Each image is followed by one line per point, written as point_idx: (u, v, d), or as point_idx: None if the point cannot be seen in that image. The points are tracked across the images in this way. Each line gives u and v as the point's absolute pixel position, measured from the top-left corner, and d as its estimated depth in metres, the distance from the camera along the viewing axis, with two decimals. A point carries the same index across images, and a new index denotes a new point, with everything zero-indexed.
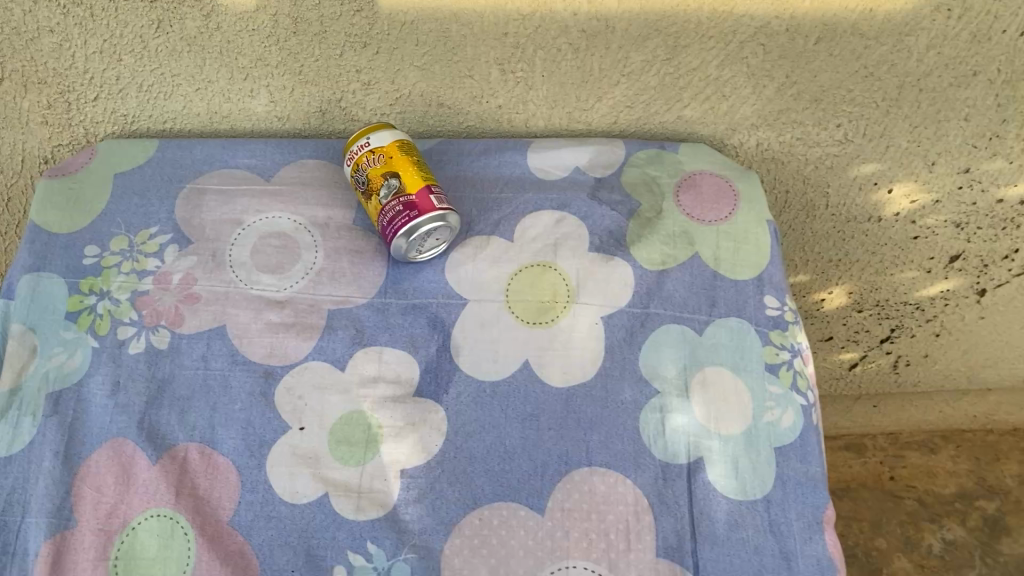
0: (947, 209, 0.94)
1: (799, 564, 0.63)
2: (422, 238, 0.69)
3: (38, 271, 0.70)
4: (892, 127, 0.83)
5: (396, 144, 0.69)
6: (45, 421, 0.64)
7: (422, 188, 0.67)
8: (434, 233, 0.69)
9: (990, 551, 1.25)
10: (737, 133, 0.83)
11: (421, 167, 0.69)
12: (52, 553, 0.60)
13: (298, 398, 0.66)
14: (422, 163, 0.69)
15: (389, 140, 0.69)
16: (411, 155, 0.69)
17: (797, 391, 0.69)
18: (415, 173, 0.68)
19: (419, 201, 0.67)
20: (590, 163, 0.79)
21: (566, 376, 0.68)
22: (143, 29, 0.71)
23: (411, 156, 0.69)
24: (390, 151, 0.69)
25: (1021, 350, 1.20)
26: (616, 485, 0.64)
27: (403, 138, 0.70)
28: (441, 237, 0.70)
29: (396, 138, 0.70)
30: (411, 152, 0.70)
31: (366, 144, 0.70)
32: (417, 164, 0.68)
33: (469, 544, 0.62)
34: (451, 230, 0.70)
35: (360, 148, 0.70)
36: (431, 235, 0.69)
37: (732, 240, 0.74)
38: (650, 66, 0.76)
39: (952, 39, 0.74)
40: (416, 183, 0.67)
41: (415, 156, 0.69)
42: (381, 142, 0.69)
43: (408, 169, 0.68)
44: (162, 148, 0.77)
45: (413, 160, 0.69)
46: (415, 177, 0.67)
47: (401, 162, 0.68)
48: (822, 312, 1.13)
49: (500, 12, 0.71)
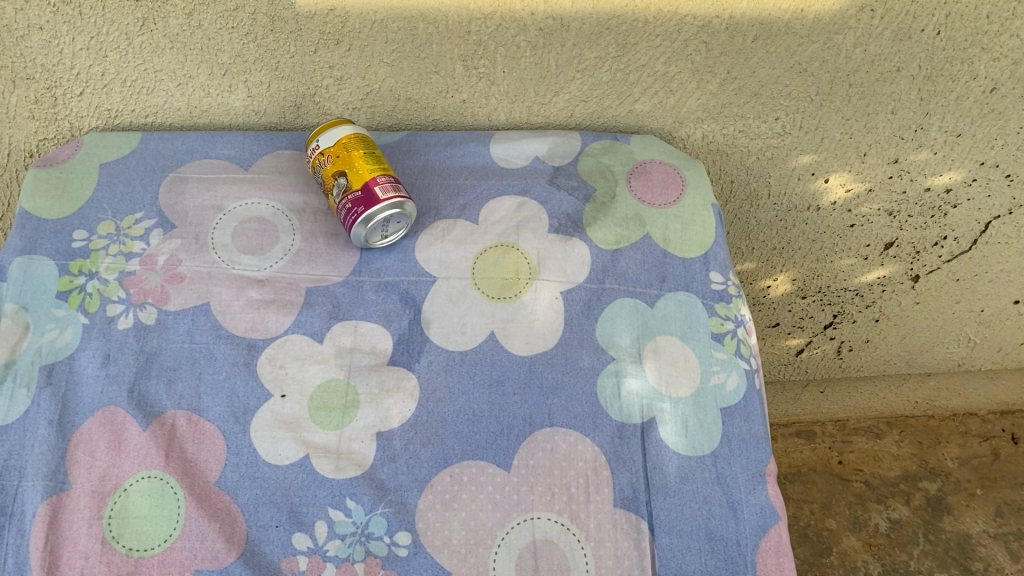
0: (880, 198, 1.02)
1: (744, 512, 0.68)
2: (380, 225, 0.73)
3: (29, 255, 0.74)
4: (826, 120, 0.90)
5: (341, 142, 0.74)
6: (40, 392, 0.68)
7: (365, 182, 0.71)
8: (391, 220, 0.74)
9: (933, 528, 1.32)
10: (685, 126, 0.90)
11: (369, 159, 0.73)
12: (49, 513, 0.64)
13: (279, 367, 0.71)
14: (370, 155, 0.73)
15: (335, 140, 0.74)
16: (359, 149, 0.73)
17: (741, 357, 0.75)
18: (359, 168, 0.72)
19: (365, 195, 0.71)
20: (549, 152, 0.84)
21: (529, 345, 0.73)
22: (129, 27, 0.76)
23: (355, 151, 0.73)
24: (339, 148, 0.73)
25: (955, 335, 1.28)
26: (576, 443, 0.69)
27: (352, 133, 0.74)
28: (401, 222, 0.74)
29: (347, 133, 0.74)
30: (361, 145, 0.74)
31: (317, 146, 0.75)
32: (362, 158, 0.72)
33: (441, 499, 0.67)
34: (406, 215, 0.74)
35: (313, 151, 0.75)
36: (386, 223, 0.73)
37: (681, 221, 0.81)
38: (602, 63, 0.82)
39: (876, 38, 0.81)
40: (361, 178, 0.71)
41: (363, 149, 0.73)
42: (327, 143, 0.74)
43: (355, 165, 0.72)
44: (145, 140, 0.82)
45: (360, 154, 0.73)
46: (360, 172, 0.72)
47: (348, 159, 0.72)
48: (769, 298, 1.20)
49: (463, 12, 0.77)
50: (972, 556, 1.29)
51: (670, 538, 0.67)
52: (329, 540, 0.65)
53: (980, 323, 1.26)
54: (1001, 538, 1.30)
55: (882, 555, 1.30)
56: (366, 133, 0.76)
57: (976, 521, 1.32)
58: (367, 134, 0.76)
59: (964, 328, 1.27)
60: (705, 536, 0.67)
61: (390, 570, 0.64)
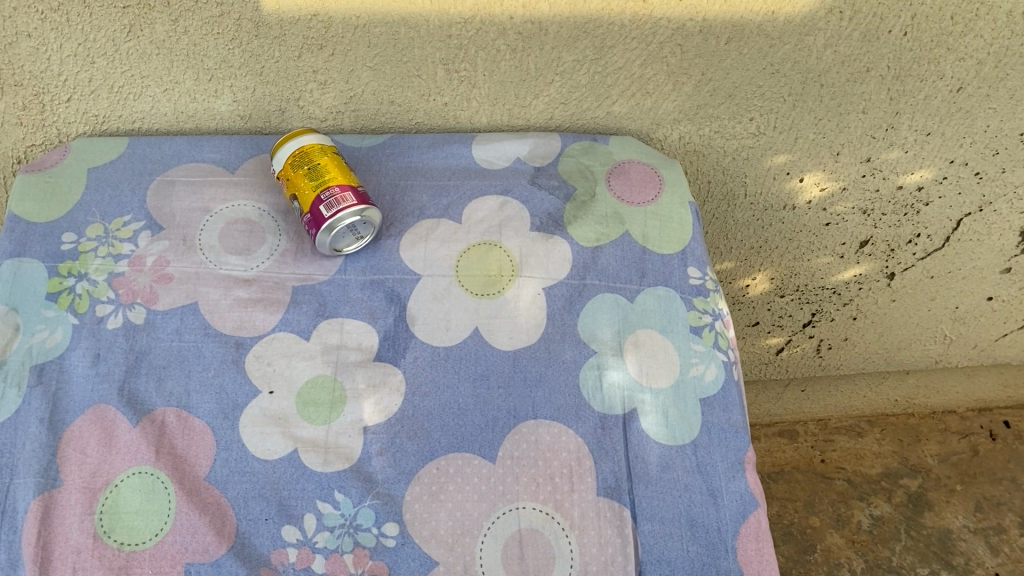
0: (853, 197, 1.04)
1: (725, 499, 0.70)
2: (345, 231, 0.75)
3: (18, 258, 0.75)
4: (798, 121, 0.92)
5: (288, 163, 0.75)
6: (31, 391, 0.69)
7: (311, 203, 0.73)
8: (353, 226, 0.75)
9: (914, 524, 1.34)
10: (662, 128, 0.92)
11: (312, 174, 0.74)
12: (41, 509, 0.65)
13: (267, 365, 0.72)
14: (314, 169, 0.74)
15: (282, 161, 0.76)
16: (303, 166, 0.74)
17: (719, 349, 0.77)
18: (304, 188, 0.73)
19: (313, 216, 0.73)
20: (529, 153, 0.86)
21: (513, 340, 0.75)
22: (116, 33, 0.78)
23: (300, 170, 0.74)
24: (287, 169, 0.75)
25: (932, 331, 1.31)
26: (560, 435, 0.71)
27: (297, 147, 0.75)
28: (367, 222, 0.75)
29: (292, 151, 0.75)
30: (305, 158, 0.74)
31: (274, 169, 0.77)
32: (306, 176, 0.74)
33: (428, 490, 0.68)
34: (363, 217, 0.74)
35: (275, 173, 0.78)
36: (347, 229, 0.75)
37: (658, 219, 0.83)
38: (580, 65, 0.84)
39: (846, 39, 0.83)
40: (308, 199, 0.73)
41: (306, 164, 0.74)
42: (279, 167, 0.76)
43: (301, 186, 0.74)
44: (133, 145, 0.84)
45: (303, 173, 0.74)
46: (306, 192, 0.73)
47: (294, 181, 0.74)
48: (749, 297, 1.23)
49: (444, 17, 0.78)
50: (953, 551, 1.31)
51: (653, 526, 0.68)
52: (318, 532, 0.66)
53: (955, 320, 1.28)
54: (981, 533, 1.33)
55: (865, 551, 1.31)
56: (317, 139, 0.76)
57: (956, 516, 1.34)
58: (317, 141, 0.76)
59: (940, 325, 1.30)
60: (686, 523, 0.69)
61: (379, 560, 0.65)
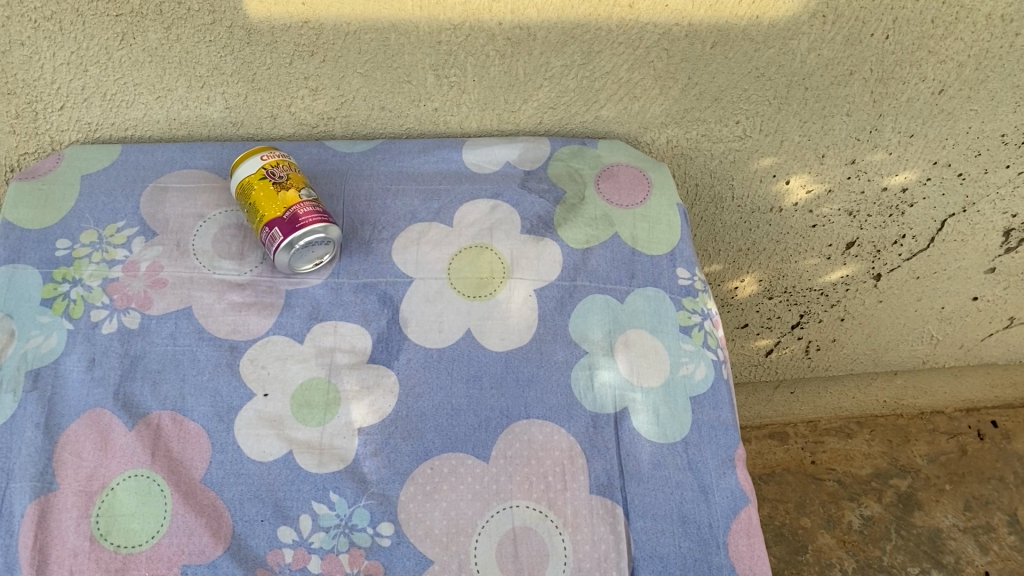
0: (839, 199, 1.05)
1: (716, 496, 0.71)
2: (307, 249, 0.75)
3: (13, 264, 0.76)
4: (784, 123, 0.94)
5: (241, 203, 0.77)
6: (26, 396, 0.69)
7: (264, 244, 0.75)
8: (309, 246, 0.75)
9: (904, 524, 1.35)
10: (650, 131, 0.93)
11: (252, 215, 0.75)
12: (37, 512, 0.65)
13: (261, 367, 0.73)
14: (251, 210, 0.75)
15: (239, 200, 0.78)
16: (247, 208, 0.76)
17: (708, 348, 0.78)
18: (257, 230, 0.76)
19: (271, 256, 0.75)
20: (519, 157, 0.87)
21: (504, 341, 0.76)
22: (109, 41, 0.78)
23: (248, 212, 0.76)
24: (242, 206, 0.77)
25: (919, 332, 1.32)
26: (552, 434, 0.71)
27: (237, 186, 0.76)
28: (320, 237, 0.74)
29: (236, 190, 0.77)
30: (244, 197, 0.75)
31: None
32: (251, 219, 0.75)
33: (422, 490, 0.69)
34: (304, 241, 0.73)
35: None
36: (301, 251, 0.74)
37: (647, 221, 0.84)
38: (569, 70, 0.85)
39: (829, 42, 0.84)
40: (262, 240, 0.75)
41: (247, 207, 0.75)
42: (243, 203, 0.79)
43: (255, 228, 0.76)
44: (125, 152, 0.85)
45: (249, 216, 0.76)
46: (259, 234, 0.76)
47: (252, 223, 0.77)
48: (737, 300, 1.24)
49: (434, 23, 0.79)
50: (942, 549, 1.32)
51: (645, 523, 0.69)
52: (314, 532, 0.66)
53: (941, 320, 1.30)
54: (971, 531, 1.34)
55: (856, 551, 1.32)
56: (246, 168, 0.75)
57: (946, 516, 1.36)
58: (245, 172, 0.75)
59: (926, 325, 1.31)
60: (678, 519, 0.69)
61: (374, 560, 0.66)
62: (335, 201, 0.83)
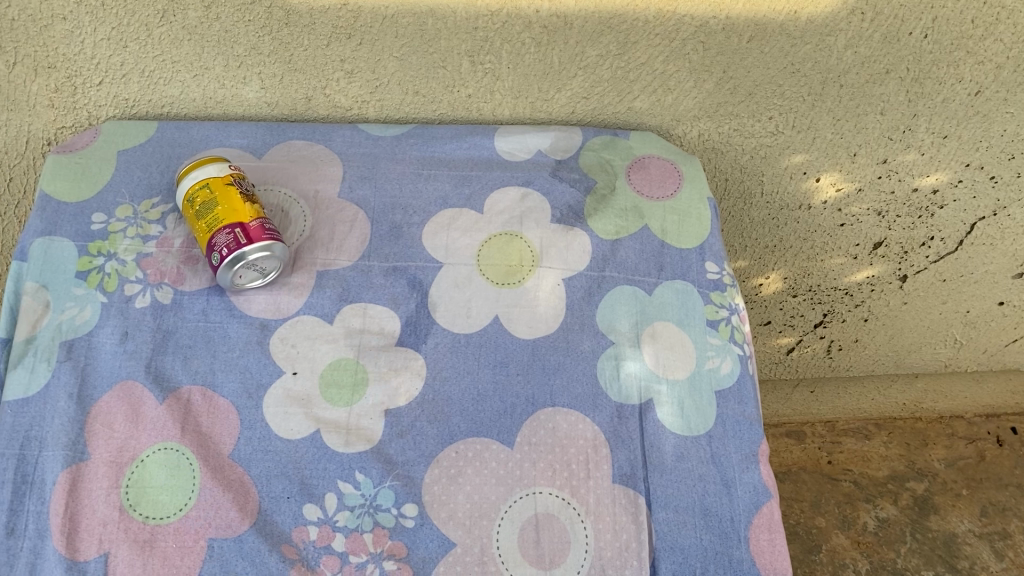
0: (869, 198, 1.05)
1: (738, 490, 0.71)
2: (249, 271, 0.73)
3: (50, 235, 0.77)
4: (817, 120, 0.93)
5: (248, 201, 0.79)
6: (60, 365, 0.70)
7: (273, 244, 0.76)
8: (255, 271, 0.73)
9: (920, 527, 1.34)
10: (681, 124, 0.93)
11: None
12: (68, 481, 0.66)
13: (291, 346, 0.73)
14: None
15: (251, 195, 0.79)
16: None
17: (734, 343, 0.78)
18: None
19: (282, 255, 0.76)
20: (551, 146, 0.88)
21: (532, 329, 0.76)
22: (150, 18, 0.79)
23: None
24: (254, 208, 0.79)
25: (943, 334, 1.32)
26: (577, 423, 0.72)
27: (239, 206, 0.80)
28: (235, 281, 0.73)
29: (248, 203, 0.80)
30: None
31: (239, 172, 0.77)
32: None
33: (446, 473, 0.69)
34: (249, 286, 0.75)
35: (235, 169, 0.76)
36: (253, 271, 0.74)
37: (677, 214, 0.84)
38: (604, 60, 0.85)
39: (867, 40, 0.84)
40: None
41: None
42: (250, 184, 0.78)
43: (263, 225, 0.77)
44: (162, 129, 0.85)
45: None
46: None
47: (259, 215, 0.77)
48: (761, 296, 1.23)
49: (471, 9, 0.80)
50: (957, 554, 1.32)
51: (667, 514, 0.69)
52: (339, 511, 0.67)
53: (966, 324, 1.29)
54: (986, 537, 1.33)
55: (870, 552, 1.32)
56: None
57: (962, 521, 1.35)
58: None
59: (951, 329, 1.30)
60: (700, 512, 0.69)
61: (397, 541, 0.66)
62: (366, 183, 0.83)
